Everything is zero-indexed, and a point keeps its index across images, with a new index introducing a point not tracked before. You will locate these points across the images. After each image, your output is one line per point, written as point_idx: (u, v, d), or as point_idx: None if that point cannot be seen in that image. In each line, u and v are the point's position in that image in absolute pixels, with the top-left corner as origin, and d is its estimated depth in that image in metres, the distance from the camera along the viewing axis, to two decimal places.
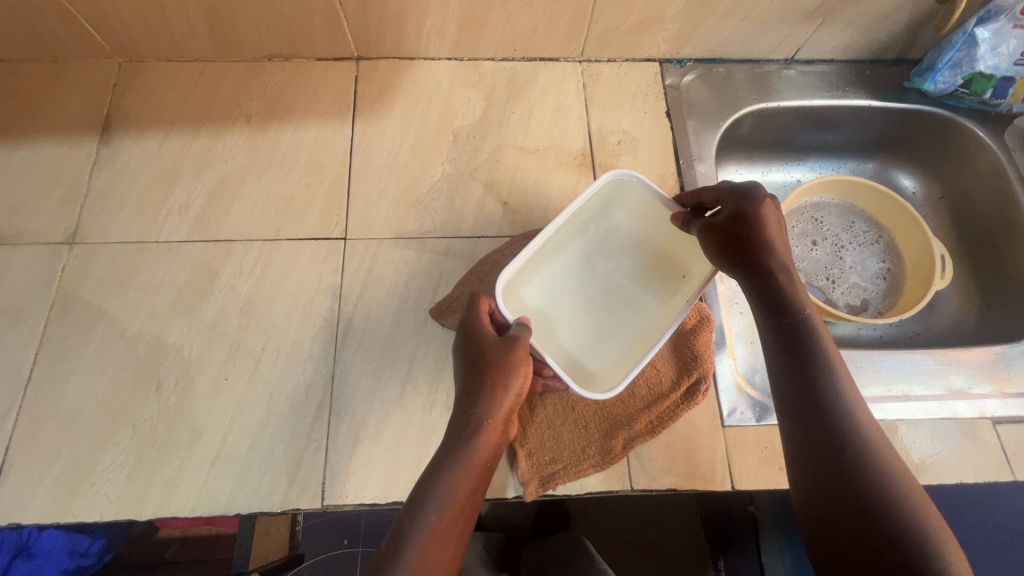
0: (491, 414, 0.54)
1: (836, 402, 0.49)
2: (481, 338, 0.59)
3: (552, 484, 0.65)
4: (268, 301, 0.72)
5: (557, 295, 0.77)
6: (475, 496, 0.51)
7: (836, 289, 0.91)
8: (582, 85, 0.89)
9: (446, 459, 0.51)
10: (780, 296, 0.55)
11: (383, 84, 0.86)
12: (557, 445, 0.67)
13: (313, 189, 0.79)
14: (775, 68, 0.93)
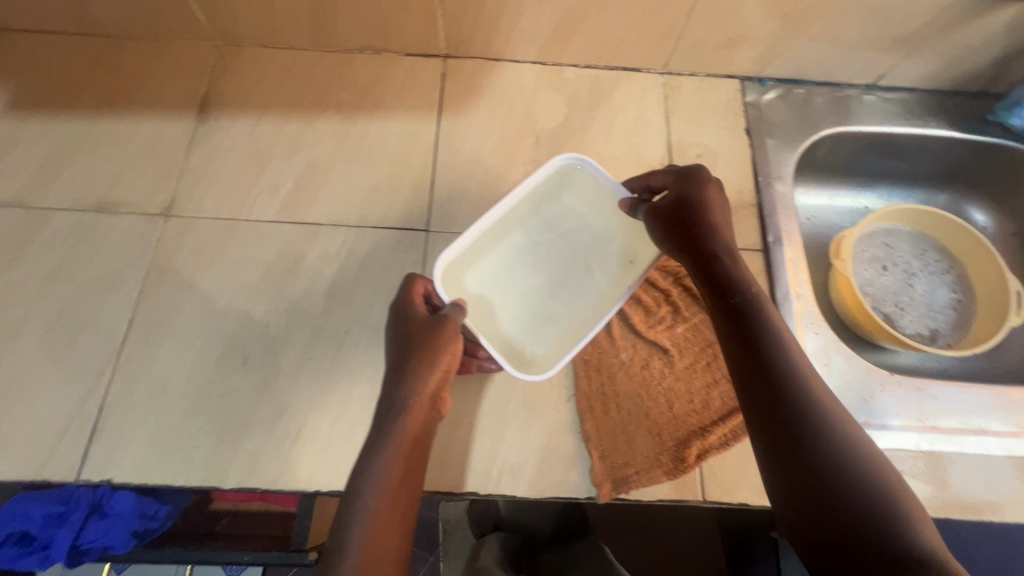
0: (411, 391, 0.56)
1: (793, 378, 0.51)
2: (411, 316, 0.61)
3: (626, 488, 0.65)
4: (352, 286, 0.74)
5: (495, 281, 0.74)
6: (412, 472, 0.53)
7: (904, 316, 0.91)
8: (663, 97, 0.90)
9: (375, 444, 0.53)
10: (728, 277, 0.58)
11: (469, 83, 0.88)
12: (632, 451, 0.67)
13: (399, 181, 0.81)
14: (855, 93, 0.93)
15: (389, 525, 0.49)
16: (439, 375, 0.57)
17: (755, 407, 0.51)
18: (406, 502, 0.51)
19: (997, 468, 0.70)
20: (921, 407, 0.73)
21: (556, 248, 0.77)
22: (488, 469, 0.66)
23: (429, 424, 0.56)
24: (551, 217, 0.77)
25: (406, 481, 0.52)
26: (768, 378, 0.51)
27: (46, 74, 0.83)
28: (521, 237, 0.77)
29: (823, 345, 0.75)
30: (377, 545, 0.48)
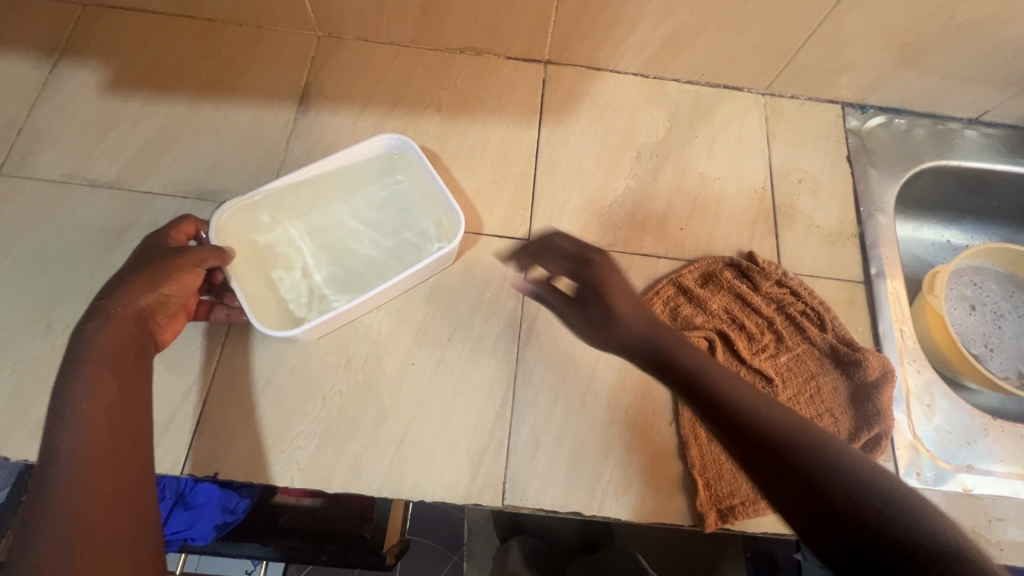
0: (90, 341, 0.52)
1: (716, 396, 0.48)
2: (159, 251, 0.59)
3: (731, 518, 0.63)
4: (454, 292, 0.73)
5: (297, 245, 0.74)
6: (128, 407, 0.50)
7: (993, 357, 0.89)
8: (764, 118, 0.88)
9: (66, 383, 0.49)
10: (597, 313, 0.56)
11: (570, 91, 0.87)
12: (737, 479, 0.65)
13: (499, 188, 0.80)
14: (957, 127, 0.92)
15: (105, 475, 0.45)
16: (157, 300, 0.57)
17: (752, 468, 0.44)
18: (130, 447, 0.48)
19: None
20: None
21: (325, 224, 0.75)
22: (592, 490, 0.65)
23: (139, 348, 0.54)
24: (396, 213, 0.77)
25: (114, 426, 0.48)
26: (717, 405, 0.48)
27: (145, 54, 0.82)
28: (324, 216, 0.76)
29: (926, 383, 0.74)
30: (87, 498, 0.44)
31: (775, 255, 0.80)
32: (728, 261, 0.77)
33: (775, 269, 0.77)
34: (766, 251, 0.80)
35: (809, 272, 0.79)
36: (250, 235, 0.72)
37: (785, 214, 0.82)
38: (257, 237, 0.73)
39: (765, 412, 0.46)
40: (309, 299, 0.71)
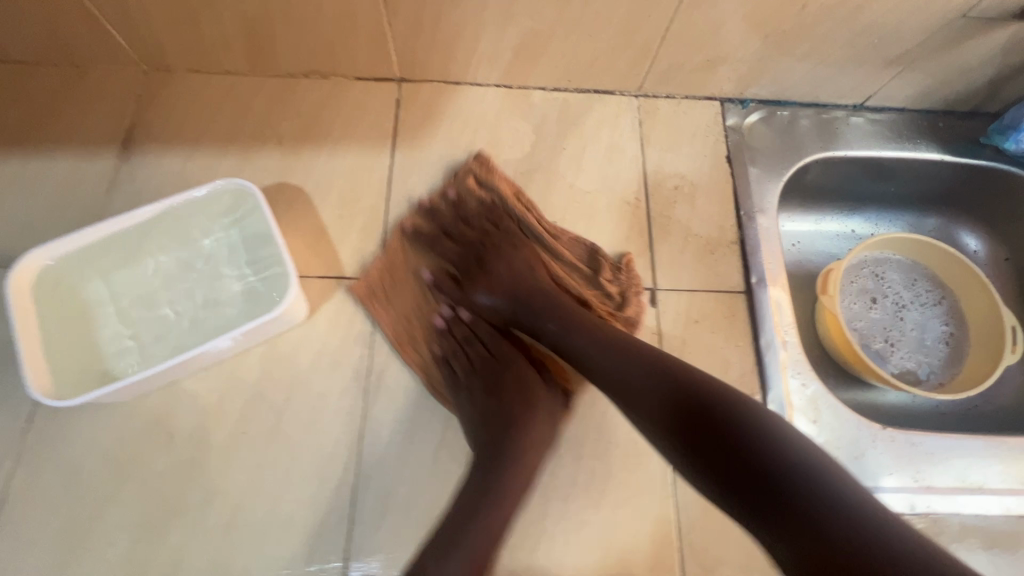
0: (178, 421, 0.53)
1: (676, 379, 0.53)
2: None
3: (366, 305, 0.68)
4: (294, 345, 0.66)
5: (130, 293, 0.65)
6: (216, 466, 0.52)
7: (895, 353, 0.85)
8: (638, 121, 0.83)
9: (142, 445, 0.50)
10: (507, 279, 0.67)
11: (425, 109, 0.81)
12: (398, 300, 0.69)
13: (347, 224, 0.73)
14: (842, 114, 0.87)
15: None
16: None
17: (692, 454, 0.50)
18: None
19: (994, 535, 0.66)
20: (914, 464, 0.67)
21: (163, 272, 0.66)
22: None
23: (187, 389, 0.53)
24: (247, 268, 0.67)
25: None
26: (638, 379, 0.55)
27: None
28: (167, 259, 0.67)
29: (812, 398, 0.69)
30: None
31: (650, 270, 0.75)
32: (589, 249, 0.74)
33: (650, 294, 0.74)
34: (640, 267, 0.75)
35: (687, 286, 0.74)
36: (75, 279, 0.64)
37: (661, 225, 0.77)
38: (78, 285, 0.64)
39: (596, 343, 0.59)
40: (125, 362, 0.62)
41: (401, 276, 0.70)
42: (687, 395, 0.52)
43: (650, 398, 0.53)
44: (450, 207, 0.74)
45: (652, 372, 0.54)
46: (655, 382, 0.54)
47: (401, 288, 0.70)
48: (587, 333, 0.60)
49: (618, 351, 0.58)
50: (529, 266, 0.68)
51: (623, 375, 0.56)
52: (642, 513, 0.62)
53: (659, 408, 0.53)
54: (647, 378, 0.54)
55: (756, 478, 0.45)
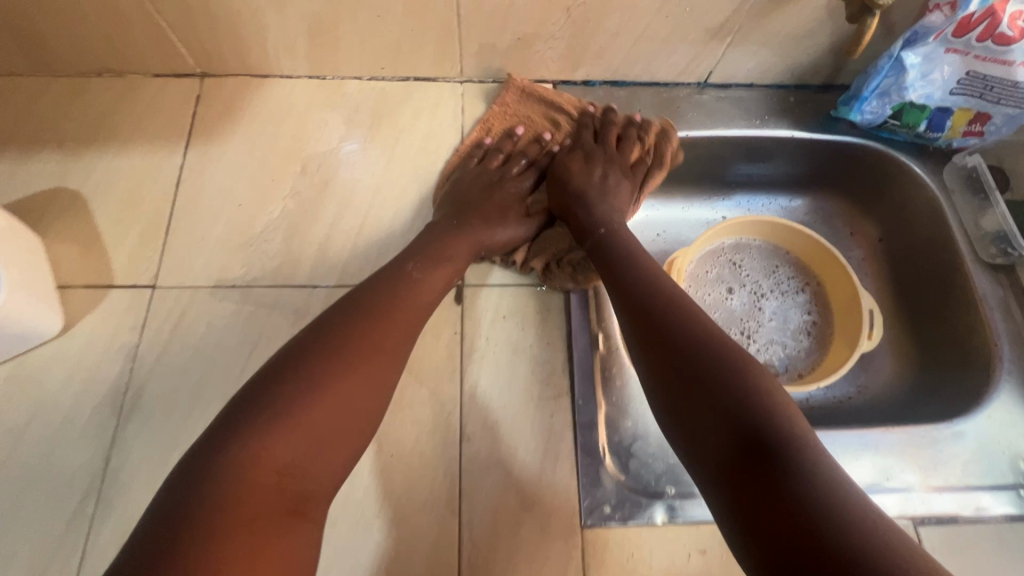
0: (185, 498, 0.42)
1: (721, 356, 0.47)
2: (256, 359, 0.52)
3: (520, 95, 0.77)
4: (43, 362, 0.60)
5: None
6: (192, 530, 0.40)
7: (752, 344, 0.79)
8: (460, 108, 0.78)
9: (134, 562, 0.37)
10: (587, 219, 0.65)
11: (228, 105, 0.75)
12: (510, 133, 0.75)
13: (124, 228, 0.67)
14: (685, 93, 0.83)
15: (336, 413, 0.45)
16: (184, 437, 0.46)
17: (702, 421, 0.44)
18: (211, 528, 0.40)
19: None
20: None
21: None
22: None
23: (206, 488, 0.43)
24: None
25: (352, 351, 0.48)
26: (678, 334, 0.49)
27: None
28: None
29: (625, 397, 0.63)
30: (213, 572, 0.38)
31: None
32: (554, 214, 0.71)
33: (535, 285, 0.68)
34: None
35: (498, 281, 0.68)
36: None
37: None
38: None
39: (675, 315, 0.51)
40: None
41: (555, 104, 0.76)
42: (744, 397, 0.43)
43: (711, 384, 0.45)
44: (590, 119, 0.75)
45: (716, 356, 0.47)
46: (737, 378, 0.45)
47: (529, 106, 0.77)
48: (659, 304, 0.53)
49: (691, 329, 0.49)
50: (611, 211, 0.66)
51: (687, 355, 0.48)
52: (419, 534, 0.56)
53: (719, 401, 0.44)
54: (722, 364, 0.46)
55: (790, 517, 0.37)
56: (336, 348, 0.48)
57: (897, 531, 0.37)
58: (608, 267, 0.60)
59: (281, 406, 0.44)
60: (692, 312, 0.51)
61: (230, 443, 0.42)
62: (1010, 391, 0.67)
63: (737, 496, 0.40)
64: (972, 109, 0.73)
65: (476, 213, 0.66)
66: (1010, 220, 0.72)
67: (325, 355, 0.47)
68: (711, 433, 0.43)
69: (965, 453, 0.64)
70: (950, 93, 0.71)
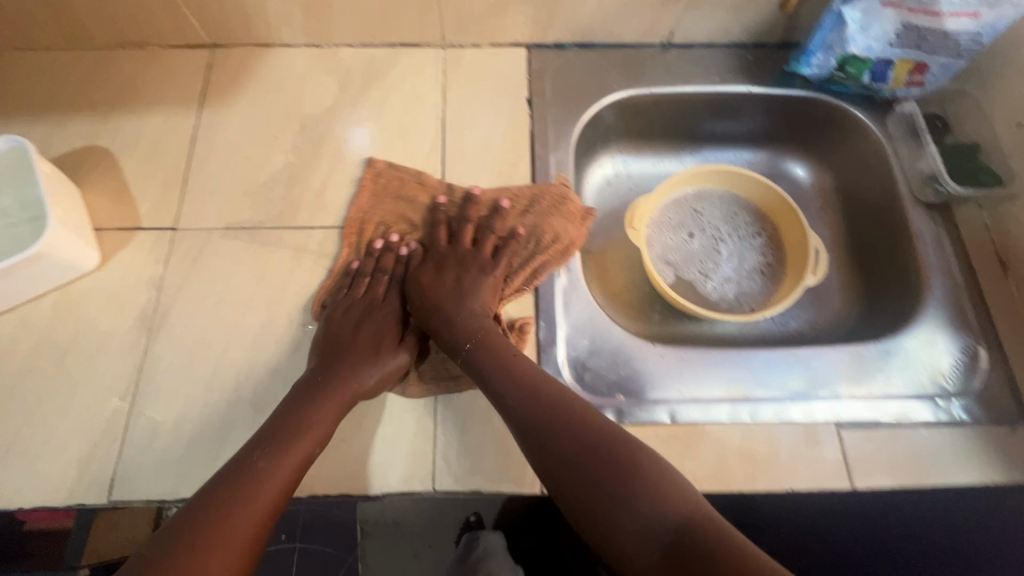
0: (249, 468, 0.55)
1: (600, 441, 0.56)
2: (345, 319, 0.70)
3: (382, 182, 0.78)
4: (85, 291, 0.71)
5: None
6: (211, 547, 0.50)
7: (709, 282, 0.87)
8: (441, 71, 0.86)
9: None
10: (458, 327, 0.68)
11: (235, 72, 0.85)
12: (380, 255, 0.75)
13: (149, 180, 0.78)
14: (650, 54, 0.89)
15: (262, 499, 0.54)
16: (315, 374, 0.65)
17: (617, 520, 0.52)
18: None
19: (756, 448, 0.66)
20: (679, 382, 0.70)
21: None
22: (206, 473, 0.63)
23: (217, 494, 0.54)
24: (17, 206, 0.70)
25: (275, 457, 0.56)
26: (564, 436, 0.57)
27: None
28: None
29: (584, 320, 0.72)
30: None
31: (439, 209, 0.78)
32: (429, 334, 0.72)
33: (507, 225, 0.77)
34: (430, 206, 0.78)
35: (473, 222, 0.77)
36: None
37: (454, 167, 0.80)
38: None
39: (563, 424, 0.58)
40: None
41: (417, 192, 0.78)
42: (643, 493, 0.53)
43: (614, 500, 0.53)
44: (442, 213, 0.76)
45: (607, 456, 0.55)
46: (633, 477, 0.54)
47: (396, 201, 0.77)
48: (545, 409, 0.59)
49: (581, 430, 0.57)
50: (473, 316, 0.68)
51: (576, 458, 0.56)
52: (400, 431, 0.66)
53: (629, 491, 0.53)
54: (614, 467, 0.54)
55: None
56: (268, 471, 0.55)
57: None
58: (487, 387, 0.63)
59: (221, 510, 0.52)
60: (569, 415, 0.58)
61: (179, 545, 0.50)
62: (936, 317, 0.74)
63: (651, 574, 0.50)
64: (912, 60, 0.79)
65: (341, 363, 0.65)
66: (937, 162, 0.78)
67: (251, 467, 0.55)
68: (634, 536, 0.51)
69: (890, 370, 0.72)
70: (889, 45, 0.77)
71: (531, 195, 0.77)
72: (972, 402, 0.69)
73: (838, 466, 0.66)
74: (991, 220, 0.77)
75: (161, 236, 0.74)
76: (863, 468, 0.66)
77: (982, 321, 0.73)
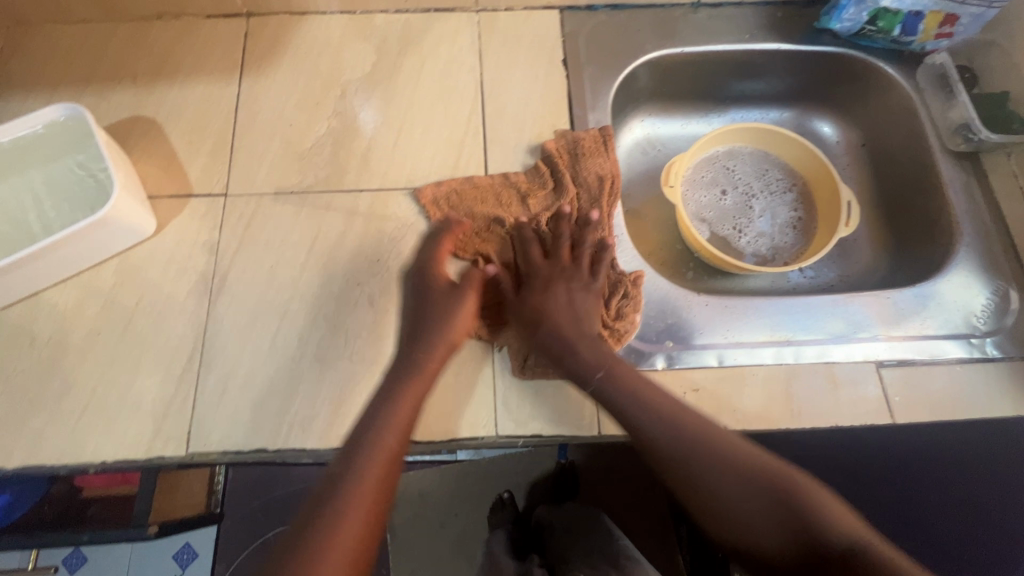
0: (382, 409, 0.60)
1: (812, 511, 0.55)
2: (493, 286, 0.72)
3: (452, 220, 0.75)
4: (144, 256, 0.73)
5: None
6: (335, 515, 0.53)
7: (743, 237, 0.90)
8: (476, 35, 0.87)
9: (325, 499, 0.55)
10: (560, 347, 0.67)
11: (272, 40, 0.85)
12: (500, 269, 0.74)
13: (196, 148, 0.79)
14: (680, 13, 0.90)
15: (365, 501, 0.55)
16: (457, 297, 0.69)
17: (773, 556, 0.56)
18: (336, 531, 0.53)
19: (801, 388, 0.69)
20: (723, 327, 0.72)
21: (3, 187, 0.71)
22: (277, 424, 0.66)
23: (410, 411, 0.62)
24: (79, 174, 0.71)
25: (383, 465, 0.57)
26: (761, 496, 0.56)
27: None
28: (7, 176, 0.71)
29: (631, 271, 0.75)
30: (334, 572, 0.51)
31: (482, 169, 0.79)
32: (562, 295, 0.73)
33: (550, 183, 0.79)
34: (474, 166, 0.80)
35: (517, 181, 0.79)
36: None
37: (495, 129, 0.82)
38: None
39: (699, 447, 0.59)
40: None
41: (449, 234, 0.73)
42: (811, 533, 0.54)
43: (781, 500, 0.56)
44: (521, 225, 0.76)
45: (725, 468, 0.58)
46: (789, 496, 0.56)
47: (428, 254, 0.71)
48: (676, 443, 0.59)
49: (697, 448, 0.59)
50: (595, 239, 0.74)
51: (745, 510, 0.57)
52: (461, 379, 0.69)
53: (794, 507, 0.55)
54: (786, 512, 0.55)
55: None
56: (358, 473, 0.56)
57: (889, 554, 0.52)
58: (624, 420, 0.62)
59: (327, 518, 0.53)
60: (683, 432, 0.59)
61: (308, 540, 0.52)
62: (967, 261, 0.77)
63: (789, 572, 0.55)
64: (942, 11, 0.80)
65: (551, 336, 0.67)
66: (971, 111, 0.79)
67: (330, 490, 0.55)
68: (776, 539, 0.56)
69: (925, 312, 0.74)
70: None
71: (556, 152, 0.79)
72: (1004, 339, 0.73)
73: (879, 402, 0.69)
74: (1019, 168, 0.80)
75: (214, 202, 0.76)
76: (902, 404, 0.69)
77: (1012, 263, 0.76)
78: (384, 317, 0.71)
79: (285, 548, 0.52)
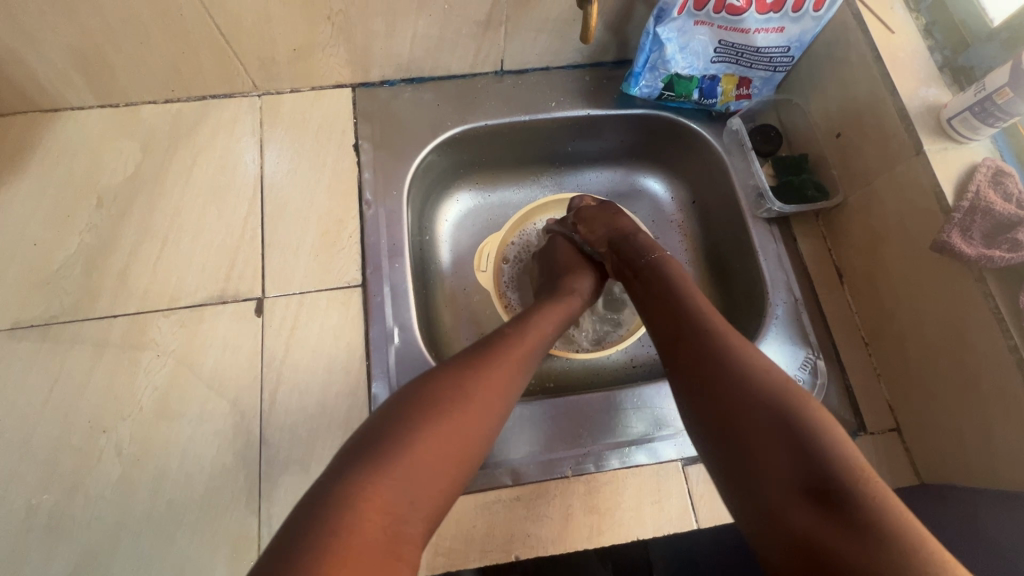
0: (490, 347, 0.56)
1: (797, 434, 0.45)
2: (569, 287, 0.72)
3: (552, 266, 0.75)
4: None
5: None
6: (403, 442, 0.46)
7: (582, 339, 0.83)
8: (258, 122, 0.80)
9: (409, 431, 0.46)
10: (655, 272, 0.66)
11: (17, 144, 0.76)
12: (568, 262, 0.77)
13: None
14: (484, 84, 0.84)
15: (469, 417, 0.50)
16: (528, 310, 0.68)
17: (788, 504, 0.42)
18: (398, 474, 0.44)
19: (600, 502, 0.64)
20: (521, 437, 0.66)
21: None
22: None
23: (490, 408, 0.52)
24: None
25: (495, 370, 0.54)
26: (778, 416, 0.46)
27: None
28: None
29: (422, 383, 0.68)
30: (356, 525, 0.40)
31: (258, 278, 0.72)
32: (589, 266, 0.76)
33: (332, 288, 0.72)
34: (249, 275, 0.72)
35: (297, 287, 0.71)
36: None
37: (275, 230, 0.74)
38: None
39: (792, 445, 0.44)
40: None
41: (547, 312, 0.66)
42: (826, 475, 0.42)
43: (775, 452, 0.45)
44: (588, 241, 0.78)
45: (801, 448, 0.44)
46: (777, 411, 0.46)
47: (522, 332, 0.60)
48: (754, 429, 0.46)
49: (828, 459, 0.43)
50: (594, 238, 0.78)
51: (762, 426, 0.46)
52: (219, 535, 0.61)
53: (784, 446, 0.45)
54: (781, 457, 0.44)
55: None
56: (458, 386, 0.51)
57: (871, 498, 0.40)
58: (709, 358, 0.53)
59: (421, 417, 0.48)
60: (811, 414, 0.46)
61: (379, 442, 0.46)
62: (779, 333, 0.73)
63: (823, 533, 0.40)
64: (735, 74, 0.78)
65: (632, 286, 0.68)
66: (762, 179, 0.77)
67: (438, 383, 0.51)
68: (810, 485, 0.42)
69: None
70: (710, 62, 0.76)
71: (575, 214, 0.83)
72: None
73: (684, 507, 0.64)
74: (827, 229, 0.78)
75: None
76: (708, 505, 0.64)
77: (820, 332, 0.74)
78: (133, 470, 0.63)
79: (354, 449, 0.46)
